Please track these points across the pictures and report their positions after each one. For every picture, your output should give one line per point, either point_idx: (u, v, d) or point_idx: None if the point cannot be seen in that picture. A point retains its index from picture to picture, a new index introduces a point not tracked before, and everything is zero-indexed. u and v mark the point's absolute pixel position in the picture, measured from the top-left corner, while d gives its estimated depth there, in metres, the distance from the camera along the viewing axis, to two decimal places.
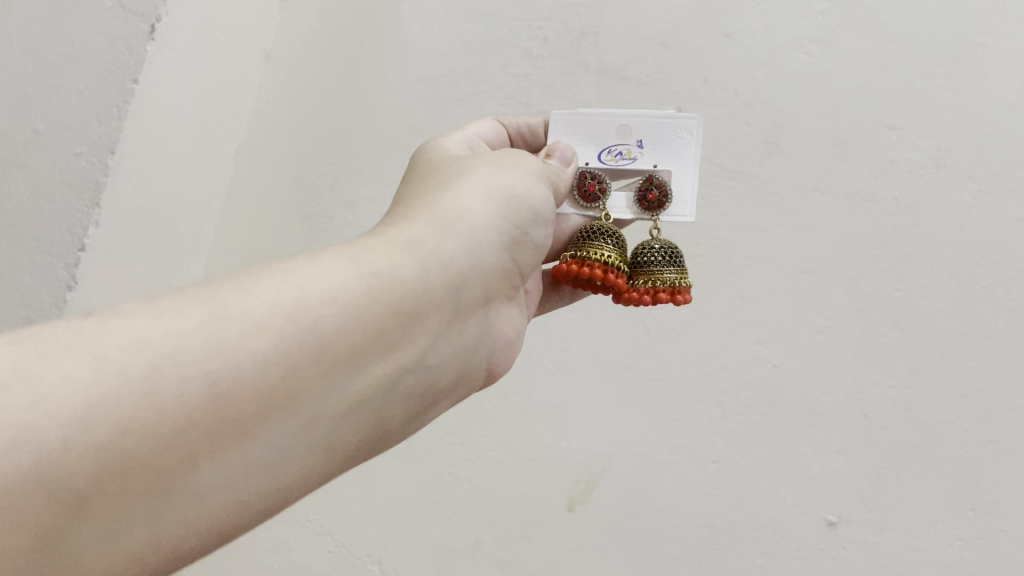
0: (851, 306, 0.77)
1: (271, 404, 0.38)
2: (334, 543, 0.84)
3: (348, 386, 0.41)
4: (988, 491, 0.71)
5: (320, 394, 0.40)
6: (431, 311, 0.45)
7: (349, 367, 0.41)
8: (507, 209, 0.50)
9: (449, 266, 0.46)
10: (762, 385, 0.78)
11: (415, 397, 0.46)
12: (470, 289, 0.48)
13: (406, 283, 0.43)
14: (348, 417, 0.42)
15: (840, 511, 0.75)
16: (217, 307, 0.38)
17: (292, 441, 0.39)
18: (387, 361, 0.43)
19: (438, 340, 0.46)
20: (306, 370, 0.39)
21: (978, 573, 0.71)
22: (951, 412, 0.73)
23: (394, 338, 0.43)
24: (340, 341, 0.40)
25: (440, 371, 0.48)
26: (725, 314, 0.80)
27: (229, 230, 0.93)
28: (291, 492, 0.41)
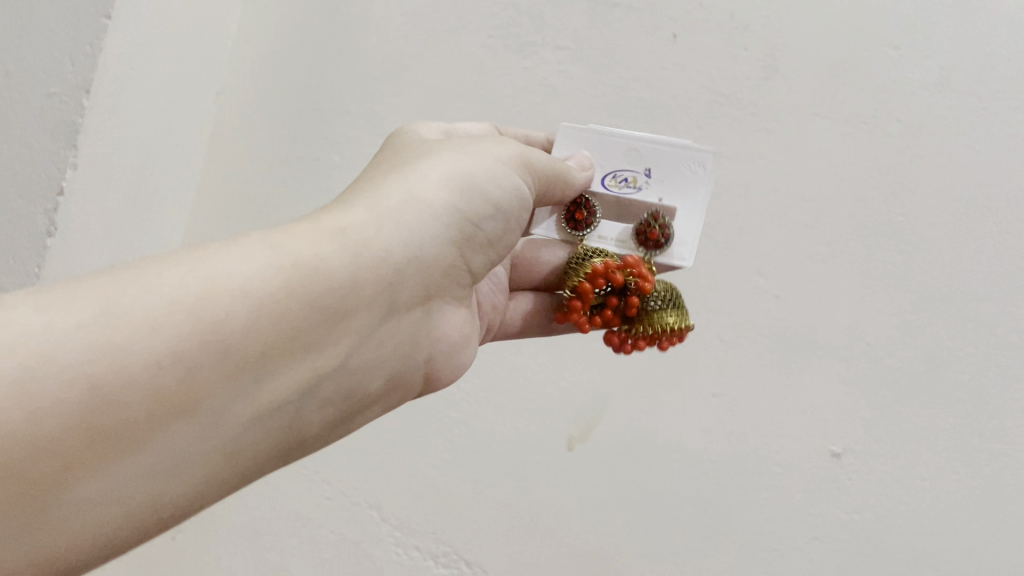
0: (852, 233, 0.75)
1: (173, 407, 0.36)
2: (332, 491, 0.86)
3: (259, 389, 0.40)
4: (995, 417, 0.69)
5: (227, 397, 0.38)
6: (357, 310, 0.43)
7: (260, 370, 0.39)
8: (462, 199, 0.49)
9: (385, 261, 0.44)
10: (762, 317, 0.76)
11: (335, 399, 0.45)
12: (408, 286, 0.46)
13: (334, 279, 0.42)
14: (258, 422, 0.40)
15: (844, 442, 0.73)
16: (116, 297, 0.36)
17: (194, 446, 0.38)
18: (306, 361, 0.41)
19: (365, 338, 0.45)
20: (213, 370, 0.37)
21: (988, 501, 0.69)
22: (956, 338, 0.71)
23: (313, 337, 0.41)
24: (253, 339, 0.38)
25: (364, 374, 0.46)
26: (723, 245, 0.78)
27: (216, 177, 0.93)
28: (191, 502, 0.39)
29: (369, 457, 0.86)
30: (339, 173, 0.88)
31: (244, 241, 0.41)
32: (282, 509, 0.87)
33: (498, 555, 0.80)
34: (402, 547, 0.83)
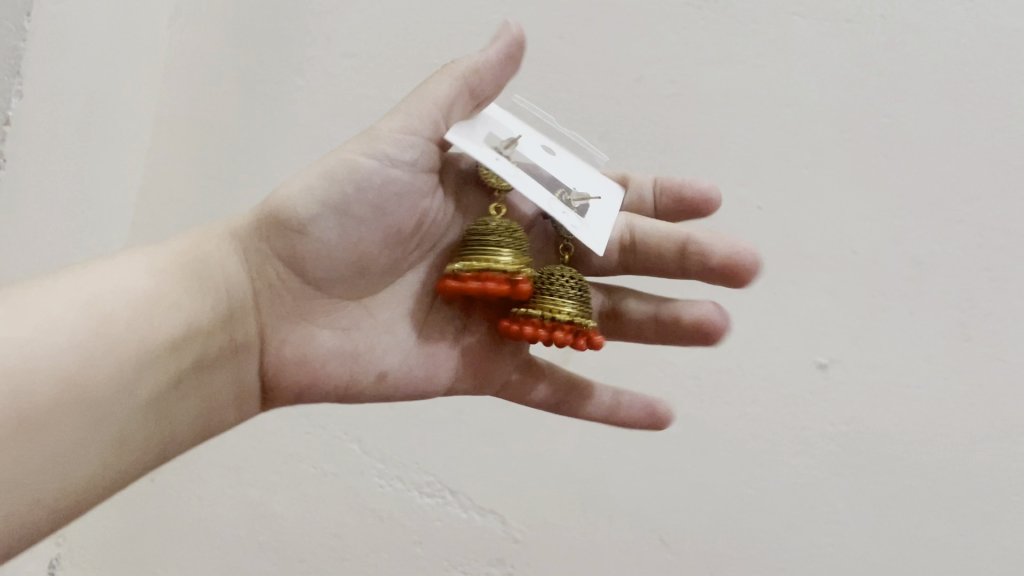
0: (837, 137, 0.72)
1: (73, 397, 0.41)
2: (311, 425, 0.84)
3: (143, 386, 0.45)
4: (986, 320, 0.67)
5: (114, 393, 0.43)
6: (214, 318, 0.50)
7: (142, 366, 0.45)
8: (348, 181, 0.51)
9: (229, 278, 0.51)
10: (747, 229, 0.74)
11: (198, 402, 0.50)
12: (257, 302, 0.53)
13: (190, 286, 0.49)
14: (143, 413, 0.46)
15: (832, 352, 0.71)
16: (5, 309, 0.41)
17: (92, 435, 0.42)
18: (178, 360, 0.47)
19: (214, 348, 0.50)
20: (104, 366, 0.43)
21: (978, 407, 0.67)
22: (946, 241, 0.69)
23: (180, 340, 0.47)
24: (132, 339, 0.44)
25: (220, 385, 0.51)
26: (703, 155, 0.75)
27: (171, 108, 0.91)
28: (87, 489, 0.43)
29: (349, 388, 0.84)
30: (302, 98, 0.86)
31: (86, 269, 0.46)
32: (264, 446, 0.85)
33: (483, 482, 0.79)
34: (386, 478, 0.82)
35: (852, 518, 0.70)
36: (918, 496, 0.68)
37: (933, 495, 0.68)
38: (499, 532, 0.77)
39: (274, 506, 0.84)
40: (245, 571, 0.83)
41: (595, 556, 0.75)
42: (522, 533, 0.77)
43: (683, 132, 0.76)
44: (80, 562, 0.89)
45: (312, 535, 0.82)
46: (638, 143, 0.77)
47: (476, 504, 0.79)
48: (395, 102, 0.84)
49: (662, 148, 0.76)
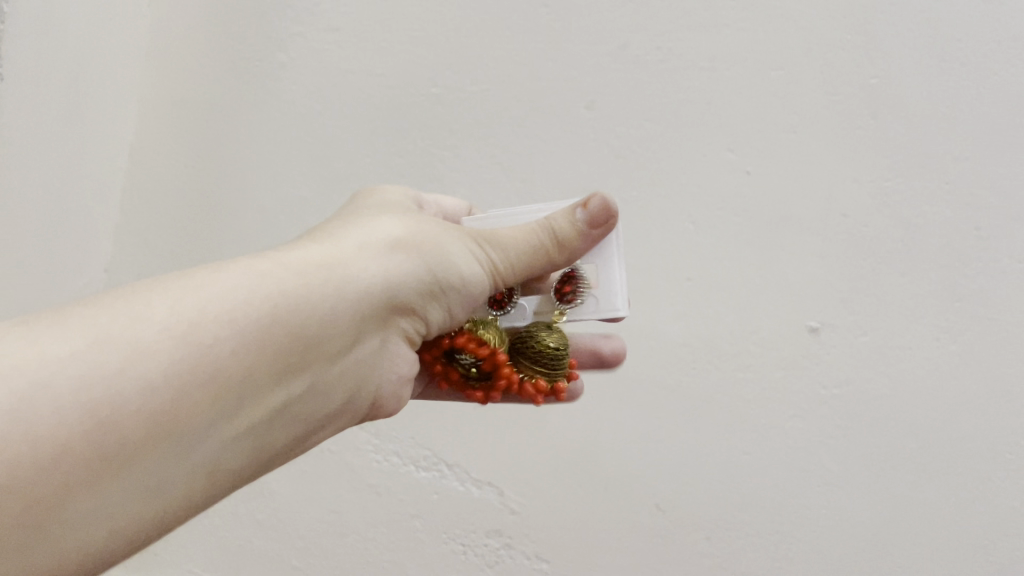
0: (824, 100, 0.71)
1: (163, 431, 0.35)
2: None
3: (237, 413, 0.39)
4: (975, 279, 0.67)
5: (205, 425, 0.37)
6: (374, 321, 0.46)
7: (240, 392, 0.39)
8: (423, 257, 0.46)
9: (417, 263, 0.46)
10: (735, 196, 0.74)
11: (295, 424, 0.44)
12: (410, 303, 0.47)
13: (373, 288, 0.44)
14: (232, 444, 0.40)
15: (822, 316, 0.71)
16: (115, 313, 0.35)
17: (173, 474, 0.37)
18: (295, 383, 0.42)
19: (320, 374, 0.44)
20: (197, 396, 0.37)
21: (967, 367, 0.67)
22: (934, 203, 0.68)
23: (289, 364, 0.41)
24: (233, 364, 0.38)
25: (319, 405, 0.45)
26: (691, 122, 0.75)
27: (155, 87, 0.90)
28: (151, 530, 0.38)
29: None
30: (288, 74, 0.86)
31: (239, 266, 0.41)
32: None
33: (478, 455, 0.80)
34: (381, 454, 0.83)
35: (846, 478, 0.70)
36: (910, 456, 0.69)
37: (925, 454, 0.68)
38: (495, 502, 0.78)
39: (272, 483, 0.85)
40: (244, 548, 0.86)
41: (590, 525, 0.75)
42: (518, 503, 0.77)
43: (672, 98, 0.76)
44: None
45: (311, 512, 0.83)
46: (626, 112, 0.77)
47: (472, 476, 0.79)
48: (379, 77, 0.84)
49: (650, 115, 0.76)
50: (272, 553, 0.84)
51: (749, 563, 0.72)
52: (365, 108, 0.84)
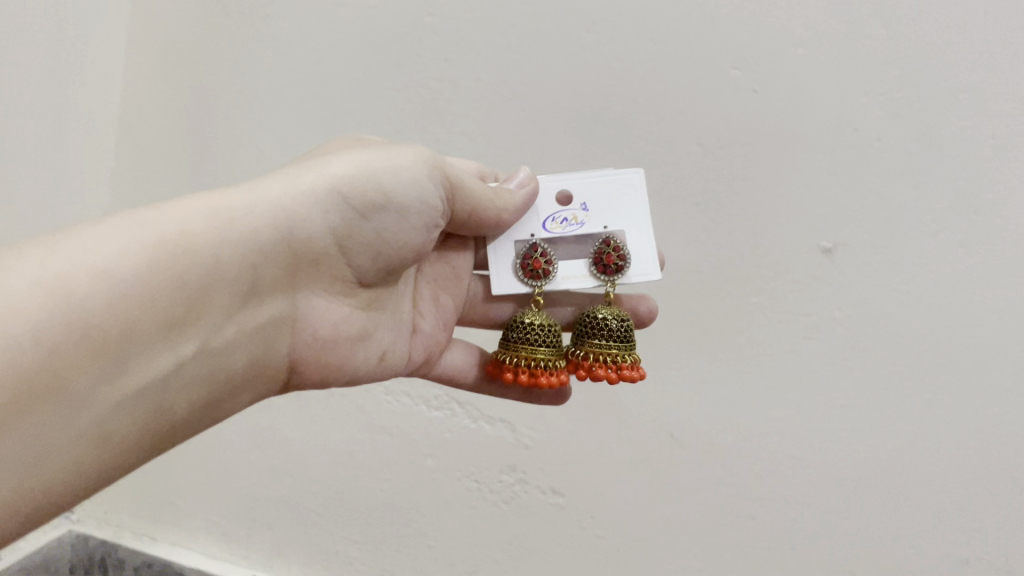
0: (832, 11, 0.68)
1: (47, 390, 0.38)
2: None
3: (122, 374, 0.42)
4: (991, 191, 0.65)
5: (93, 384, 0.40)
6: (266, 268, 0.49)
7: (126, 347, 0.42)
8: (350, 188, 0.51)
9: (313, 204, 0.50)
10: (741, 116, 0.72)
11: (196, 382, 0.47)
12: (303, 245, 0.51)
13: (260, 234, 0.48)
14: (132, 400, 0.43)
15: (835, 236, 0.70)
16: None
17: (72, 427, 0.40)
18: (190, 336, 0.45)
19: (214, 327, 0.47)
20: (79, 351, 0.39)
21: (983, 281, 0.66)
22: (947, 114, 0.66)
23: (175, 321, 0.44)
24: (112, 319, 0.41)
25: (220, 357, 0.49)
26: (694, 40, 0.72)
27: (141, 38, 0.89)
28: (63, 487, 0.41)
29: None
30: (276, 12, 0.84)
31: (118, 223, 0.43)
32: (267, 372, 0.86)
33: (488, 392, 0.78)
34: (392, 396, 0.81)
35: (860, 400, 0.70)
36: (927, 375, 0.68)
37: (942, 373, 0.67)
38: (508, 438, 0.78)
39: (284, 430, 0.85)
40: (259, 495, 0.87)
41: (604, 458, 0.77)
42: (531, 438, 0.78)
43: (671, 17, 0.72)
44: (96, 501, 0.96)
45: (325, 457, 0.84)
46: (626, 33, 0.74)
47: (483, 413, 0.79)
48: (366, 10, 0.81)
49: (650, 36, 0.73)
50: (288, 499, 0.86)
51: (765, 489, 0.73)
52: (357, 42, 0.82)
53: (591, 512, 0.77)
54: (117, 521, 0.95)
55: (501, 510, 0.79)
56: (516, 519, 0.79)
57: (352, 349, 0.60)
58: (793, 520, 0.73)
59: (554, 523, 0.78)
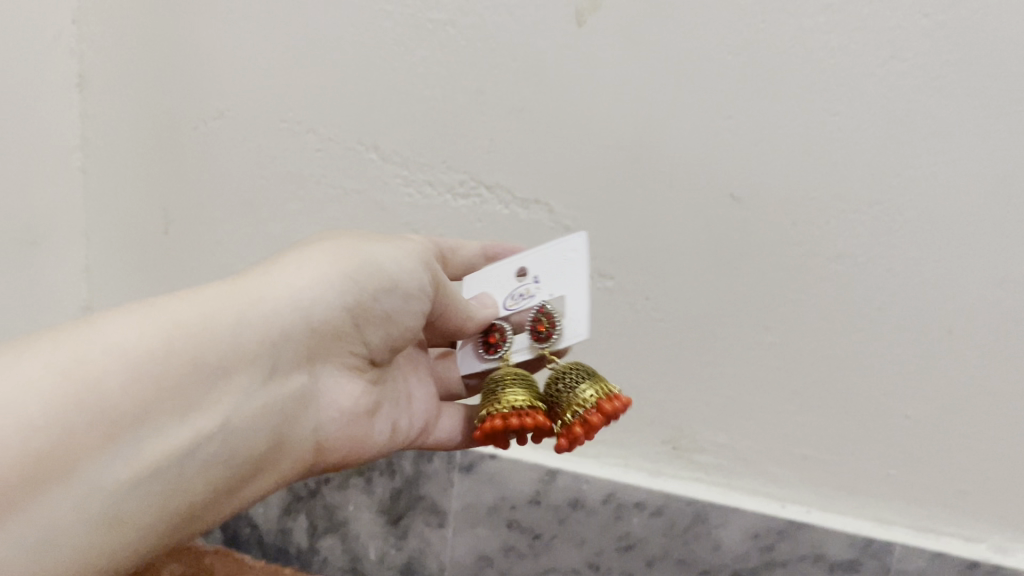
0: None
1: (55, 470, 0.35)
2: (318, 140, 0.72)
3: (137, 452, 0.39)
4: None
5: (105, 463, 0.37)
6: (288, 352, 0.47)
7: (145, 425, 0.39)
8: (358, 274, 0.49)
9: (325, 290, 0.48)
10: None
11: (220, 463, 0.43)
12: (321, 321, 0.48)
13: (278, 314, 0.46)
14: (151, 486, 0.39)
15: None
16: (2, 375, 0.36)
17: (92, 515, 0.37)
18: (199, 419, 0.41)
19: (240, 406, 0.44)
20: (89, 431, 0.37)
21: None
22: None
23: (191, 399, 0.41)
24: (129, 399, 0.38)
25: (241, 444, 0.44)
26: None
27: None
28: None
29: (337, 95, 0.71)
30: None
31: (134, 310, 0.41)
32: (273, 175, 0.74)
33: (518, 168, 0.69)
34: (413, 188, 0.72)
35: (959, 123, 0.58)
36: None
37: None
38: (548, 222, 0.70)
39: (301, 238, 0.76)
40: None
41: (659, 232, 0.68)
42: (572, 219, 0.69)
43: None
44: None
45: None
46: None
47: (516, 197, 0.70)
48: None
49: None
50: None
51: (843, 244, 0.63)
52: None
53: (646, 293, 0.70)
54: None
55: None
56: None
57: (365, 429, 0.54)
58: (881, 277, 0.63)
59: (605, 308, 0.71)
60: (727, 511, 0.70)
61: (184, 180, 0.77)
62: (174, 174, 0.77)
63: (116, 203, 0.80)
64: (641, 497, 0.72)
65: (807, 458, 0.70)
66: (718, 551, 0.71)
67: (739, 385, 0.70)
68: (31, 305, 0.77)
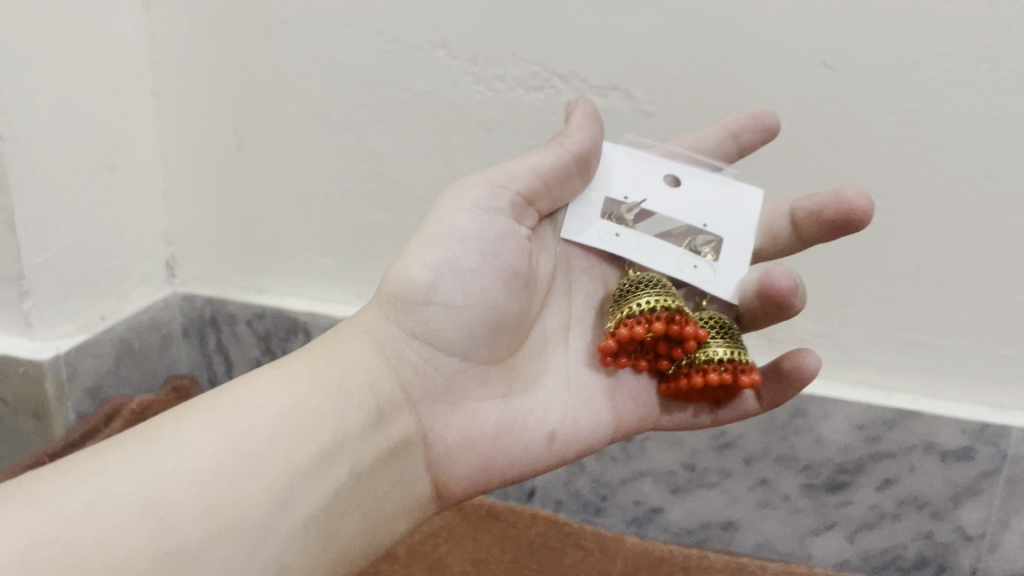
0: None
1: (224, 524, 0.38)
2: (385, 43, 0.70)
3: (283, 512, 0.40)
4: None
5: (262, 518, 0.39)
6: (390, 394, 0.47)
7: (292, 476, 0.41)
8: (437, 294, 0.48)
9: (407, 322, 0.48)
10: None
11: (357, 508, 0.44)
12: (412, 363, 0.48)
13: (360, 367, 0.47)
14: (302, 541, 0.41)
15: None
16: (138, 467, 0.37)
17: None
18: (326, 470, 0.43)
19: (364, 452, 0.45)
20: (243, 493, 0.39)
21: None
22: None
23: (317, 453, 0.42)
24: (256, 468, 0.40)
25: (371, 486, 0.45)
26: None
27: None
28: None
29: None
30: None
31: (238, 386, 0.43)
32: (343, 81, 0.73)
33: (593, 54, 0.66)
34: (483, 84, 0.69)
35: None
36: None
37: None
38: (626, 109, 0.67)
39: (374, 146, 0.74)
40: None
41: (746, 111, 0.64)
42: (652, 105, 0.66)
43: None
44: (195, 255, 0.85)
45: (419, 170, 0.74)
46: None
47: (592, 85, 0.67)
48: None
49: None
50: None
51: (949, 109, 0.59)
52: None
53: (735, 178, 0.66)
54: (221, 278, 0.85)
55: None
56: None
57: (508, 442, 0.50)
58: (992, 141, 0.59)
59: None
60: (830, 403, 0.67)
61: (254, 95, 0.76)
62: (243, 89, 0.76)
63: (188, 123, 0.80)
64: None
65: (912, 343, 0.66)
66: (820, 445, 0.68)
67: (838, 269, 0.66)
68: (113, 229, 0.77)
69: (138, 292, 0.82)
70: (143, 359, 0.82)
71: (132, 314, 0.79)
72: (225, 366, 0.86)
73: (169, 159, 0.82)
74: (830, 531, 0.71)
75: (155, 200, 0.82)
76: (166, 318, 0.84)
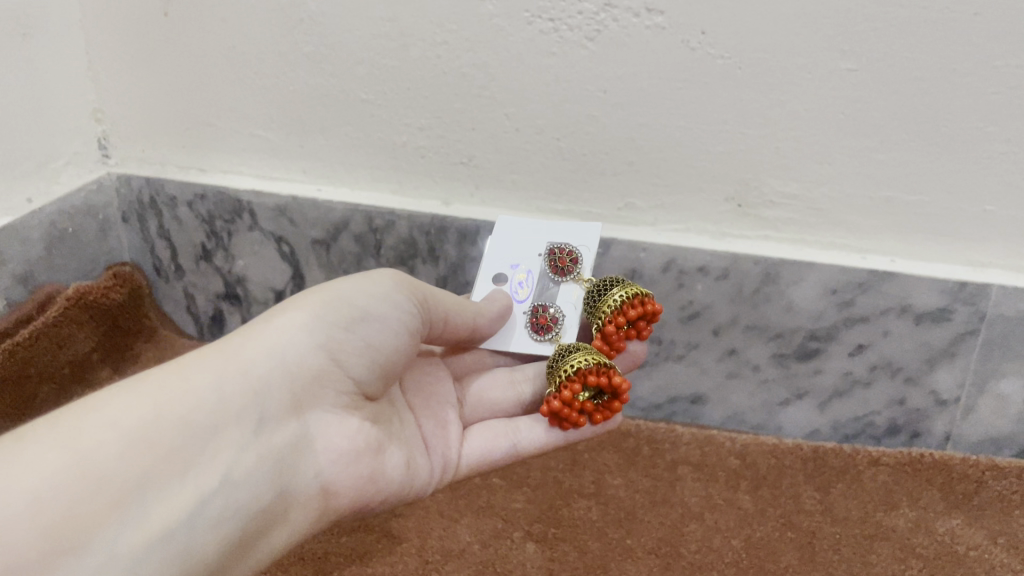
0: None
1: (63, 541, 0.36)
2: None
3: (138, 518, 0.39)
4: None
5: (108, 530, 0.38)
6: (275, 401, 0.46)
7: (148, 484, 0.40)
8: (326, 316, 0.49)
9: (301, 335, 0.48)
10: None
11: (229, 518, 0.42)
12: (303, 369, 0.48)
13: (256, 373, 0.46)
14: (159, 549, 0.39)
15: None
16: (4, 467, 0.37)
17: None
18: (190, 482, 0.41)
19: (238, 460, 0.43)
20: (98, 501, 0.38)
21: None
22: None
23: (183, 463, 0.41)
24: (121, 472, 0.39)
25: (251, 497, 0.44)
26: None
27: None
28: None
29: None
30: None
31: (128, 388, 0.43)
32: None
33: None
34: None
35: None
36: None
37: None
38: None
39: (310, 4, 0.67)
40: None
41: None
42: None
43: None
44: (129, 133, 0.79)
45: (362, 31, 0.67)
46: None
47: None
48: None
49: None
50: None
51: None
52: None
53: (704, 26, 0.60)
54: (159, 157, 0.80)
55: (590, 51, 0.63)
56: (608, 56, 0.63)
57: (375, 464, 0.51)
58: None
59: (657, 51, 0.61)
60: (801, 267, 0.64)
61: None
62: None
63: None
64: (705, 261, 0.66)
65: (891, 202, 0.62)
66: (790, 313, 0.66)
67: (815, 125, 0.61)
68: (33, 105, 0.71)
69: (69, 173, 0.76)
70: (80, 245, 0.77)
71: (62, 197, 0.74)
72: (169, 252, 0.82)
73: (90, 26, 0.75)
74: (800, 401, 0.69)
75: (77, 72, 0.76)
76: (101, 203, 0.79)
